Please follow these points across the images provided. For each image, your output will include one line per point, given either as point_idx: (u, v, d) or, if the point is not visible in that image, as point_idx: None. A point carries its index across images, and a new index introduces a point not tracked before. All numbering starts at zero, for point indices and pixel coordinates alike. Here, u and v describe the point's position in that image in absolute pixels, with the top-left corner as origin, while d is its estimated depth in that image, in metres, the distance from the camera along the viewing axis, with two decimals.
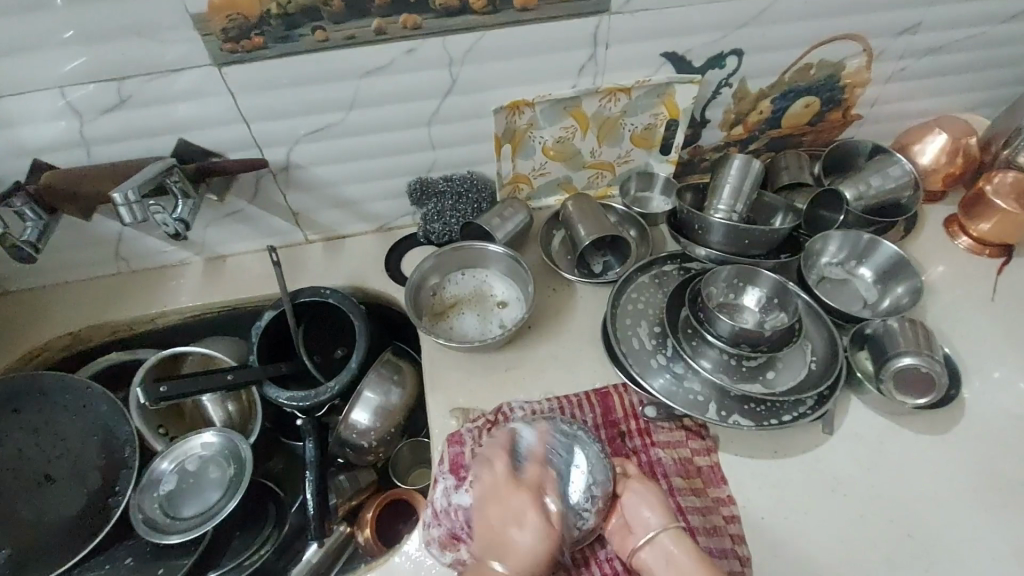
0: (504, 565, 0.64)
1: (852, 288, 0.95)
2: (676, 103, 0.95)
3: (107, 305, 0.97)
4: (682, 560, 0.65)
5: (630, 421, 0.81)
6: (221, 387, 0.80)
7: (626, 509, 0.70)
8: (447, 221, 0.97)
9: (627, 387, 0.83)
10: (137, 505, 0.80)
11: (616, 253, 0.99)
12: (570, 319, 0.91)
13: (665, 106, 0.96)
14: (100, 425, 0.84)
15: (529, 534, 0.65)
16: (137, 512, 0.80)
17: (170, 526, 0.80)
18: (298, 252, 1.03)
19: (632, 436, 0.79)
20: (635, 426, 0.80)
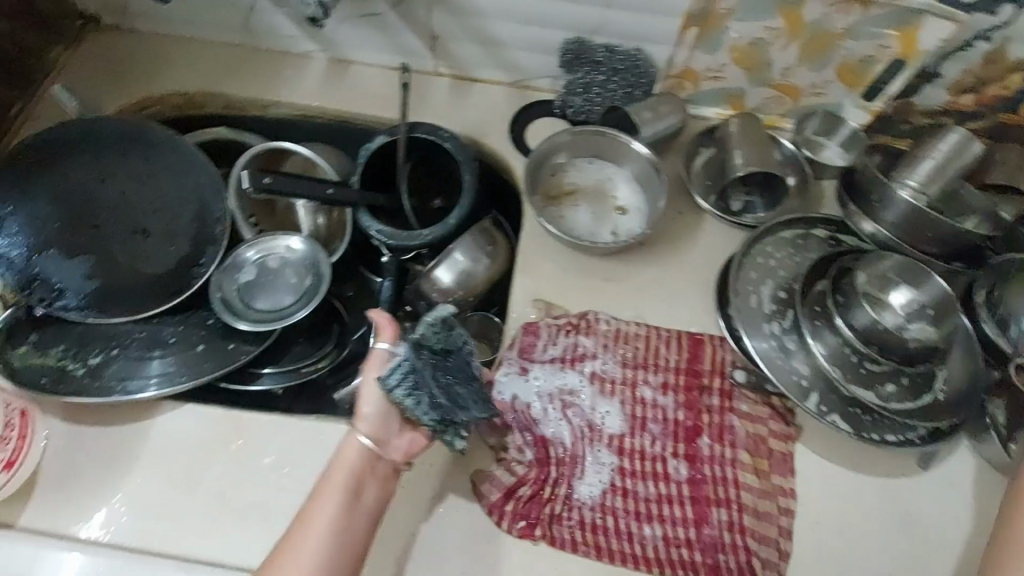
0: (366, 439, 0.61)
1: None
2: (916, 39, 0.77)
3: (226, 76, 0.93)
4: None
5: (715, 378, 0.73)
6: (319, 200, 0.76)
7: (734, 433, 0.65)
8: (591, 96, 0.88)
9: (722, 343, 0.76)
10: (217, 283, 0.82)
11: (765, 196, 0.85)
12: (687, 250, 0.82)
13: (900, 39, 0.78)
14: (197, 195, 0.84)
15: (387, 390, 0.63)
16: (216, 290, 0.81)
17: (241, 312, 0.81)
18: (422, 81, 0.94)
19: (713, 393, 0.73)
20: (719, 385, 0.73)
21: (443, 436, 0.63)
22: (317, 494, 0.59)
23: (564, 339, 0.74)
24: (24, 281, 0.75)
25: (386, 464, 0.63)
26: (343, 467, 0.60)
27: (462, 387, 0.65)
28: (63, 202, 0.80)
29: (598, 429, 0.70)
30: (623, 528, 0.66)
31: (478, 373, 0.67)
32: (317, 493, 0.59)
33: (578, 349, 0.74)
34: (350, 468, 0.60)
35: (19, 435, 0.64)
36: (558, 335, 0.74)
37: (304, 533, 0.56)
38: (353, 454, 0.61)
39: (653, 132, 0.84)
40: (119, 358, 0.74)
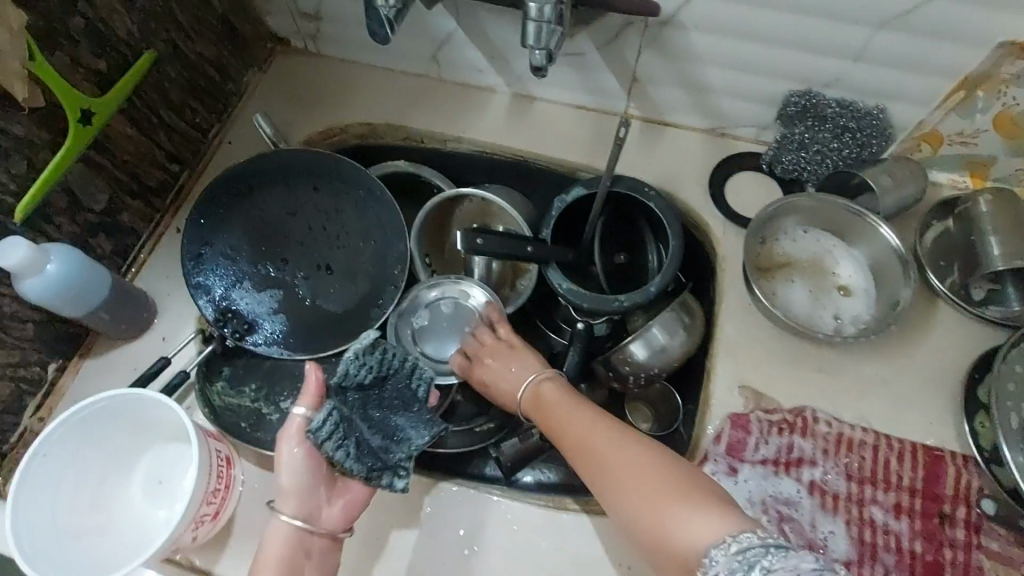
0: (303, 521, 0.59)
1: None
2: None
3: (408, 107, 0.91)
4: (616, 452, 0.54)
5: (959, 507, 0.63)
6: (517, 257, 0.72)
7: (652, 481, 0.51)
8: (809, 155, 0.78)
9: (969, 465, 0.65)
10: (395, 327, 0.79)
11: (1018, 287, 0.73)
12: (919, 344, 0.71)
13: None
14: (380, 233, 0.82)
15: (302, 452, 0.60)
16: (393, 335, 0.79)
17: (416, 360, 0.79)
18: (609, 123, 0.88)
19: (957, 525, 0.63)
20: (964, 515, 0.63)
21: (379, 481, 0.61)
22: None
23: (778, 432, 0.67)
24: (219, 313, 0.76)
25: (319, 539, 0.59)
26: (270, 560, 0.56)
27: (398, 418, 0.65)
28: (253, 232, 0.81)
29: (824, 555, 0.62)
30: None
31: (423, 392, 0.68)
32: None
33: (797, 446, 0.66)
34: (275, 547, 0.57)
35: (225, 486, 0.64)
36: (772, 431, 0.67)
37: None
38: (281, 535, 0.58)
39: (888, 204, 0.73)
40: None
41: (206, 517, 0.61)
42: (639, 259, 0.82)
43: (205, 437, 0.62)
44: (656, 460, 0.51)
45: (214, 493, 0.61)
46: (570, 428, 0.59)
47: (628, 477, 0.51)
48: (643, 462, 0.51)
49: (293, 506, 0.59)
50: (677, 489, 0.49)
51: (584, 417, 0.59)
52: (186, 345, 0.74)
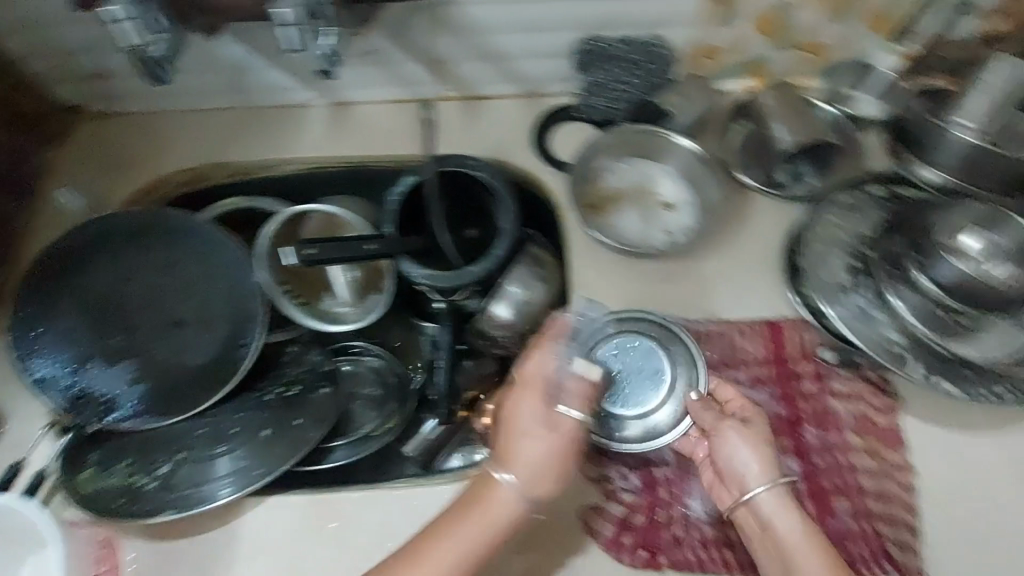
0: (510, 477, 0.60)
1: None
2: None
3: (228, 143, 0.89)
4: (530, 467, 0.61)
5: (804, 364, 0.71)
6: (361, 258, 0.72)
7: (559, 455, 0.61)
8: (611, 93, 0.83)
9: (804, 326, 0.73)
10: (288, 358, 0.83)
11: (812, 163, 0.81)
12: (744, 234, 0.79)
13: None
14: (227, 272, 0.81)
15: (532, 411, 0.62)
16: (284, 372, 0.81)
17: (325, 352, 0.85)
18: (430, 109, 0.90)
19: (805, 379, 0.70)
20: (809, 369, 0.71)
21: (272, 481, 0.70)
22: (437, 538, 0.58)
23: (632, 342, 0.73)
24: (71, 400, 0.72)
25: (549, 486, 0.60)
26: (495, 509, 0.59)
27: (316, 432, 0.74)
28: (90, 309, 0.77)
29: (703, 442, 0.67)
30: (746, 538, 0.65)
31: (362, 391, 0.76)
32: (421, 542, 0.58)
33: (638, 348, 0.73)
34: (500, 514, 0.59)
35: None
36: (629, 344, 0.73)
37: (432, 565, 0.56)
38: (499, 497, 0.59)
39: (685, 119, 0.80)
40: (187, 459, 0.71)
41: None
42: (489, 230, 0.84)
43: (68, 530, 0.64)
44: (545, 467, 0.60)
45: None
46: (509, 500, 0.59)
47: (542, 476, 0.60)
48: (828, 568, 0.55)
49: (520, 474, 0.60)
50: (820, 560, 0.56)
51: (541, 454, 0.60)
52: (40, 440, 0.72)
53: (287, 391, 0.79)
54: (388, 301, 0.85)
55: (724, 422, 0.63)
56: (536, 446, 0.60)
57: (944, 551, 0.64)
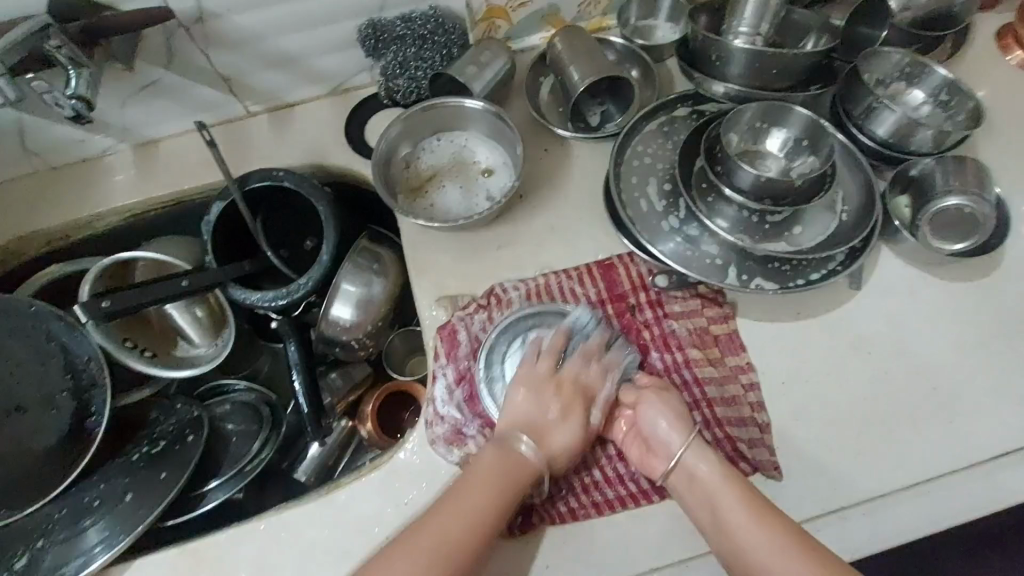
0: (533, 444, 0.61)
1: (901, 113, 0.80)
2: None
3: (32, 211, 0.84)
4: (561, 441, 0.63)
5: (639, 294, 0.73)
6: (178, 296, 0.71)
7: (641, 418, 0.65)
8: (411, 74, 0.81)
9: (633, 257, 0.74)
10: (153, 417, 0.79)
11: (617, 100, 0.83)
12: (566, 183, 0.79)
13: None
14: (57, 345, 0.76)
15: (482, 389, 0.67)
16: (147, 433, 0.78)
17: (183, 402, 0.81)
18: (240, 128, 0.87)
19: (642, 308, 0.72)
20: (645, 298, 0.72)
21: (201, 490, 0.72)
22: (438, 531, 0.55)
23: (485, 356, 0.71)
24: None
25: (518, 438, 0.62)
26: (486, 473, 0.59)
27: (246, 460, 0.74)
28: None
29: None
30: (612, 474, 0.66)
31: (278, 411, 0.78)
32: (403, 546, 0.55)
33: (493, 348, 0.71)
34: (514, 472, 0.60)
35: None
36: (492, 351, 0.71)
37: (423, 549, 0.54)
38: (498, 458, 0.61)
39: (485, 84, 0.80)
40: (50, 546, 0.68)
41: None
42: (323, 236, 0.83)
43: None
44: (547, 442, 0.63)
45: None
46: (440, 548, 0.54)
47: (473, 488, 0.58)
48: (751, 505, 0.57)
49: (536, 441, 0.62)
50: (738, 491, 0.58)
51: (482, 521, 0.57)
52: None
53: (152, 448, 0.75)
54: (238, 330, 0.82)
55: (641, 395, 0.66)
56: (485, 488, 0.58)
57: (792, 435, 0.67)
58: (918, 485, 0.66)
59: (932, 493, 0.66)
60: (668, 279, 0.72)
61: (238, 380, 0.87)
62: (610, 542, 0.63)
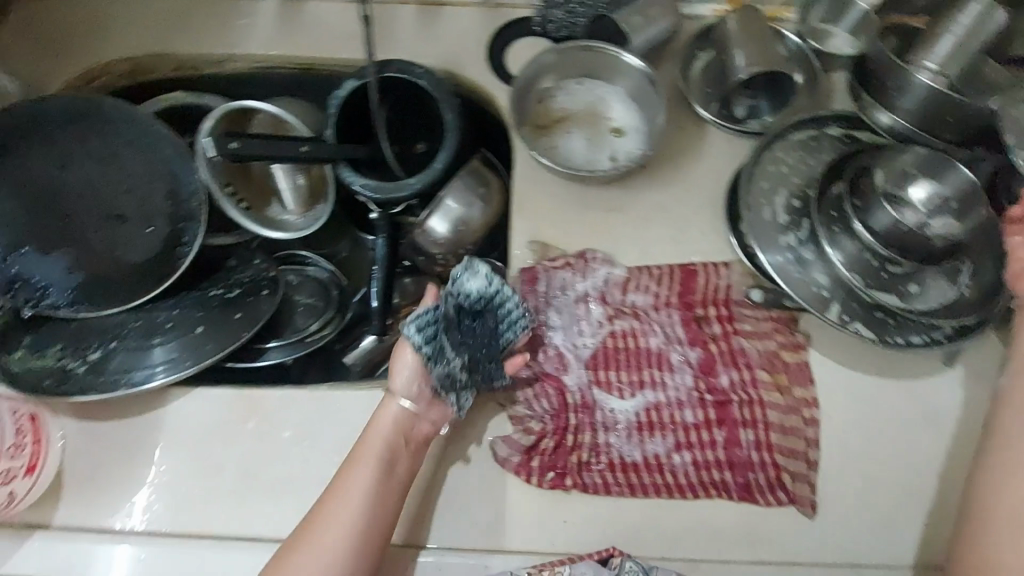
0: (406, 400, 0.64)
1: None
2: None
3: (171, 32, 0.84)
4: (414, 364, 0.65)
5: (711, 306, 0.71)
6: (292, 159, 0.71)
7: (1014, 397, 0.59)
8: (571, 8, 0.79)
9: (716, 269, 0.72)
10: (234, 270, 0.82)
11: (771, 98, 0.79)
12: (693, 166, 0.77)
13: None
14: (166, 171, 0.78)
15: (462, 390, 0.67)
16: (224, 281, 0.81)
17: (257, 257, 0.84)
18: (387, 12, 0.85)
19: (712, 322, 0.71)
20: (717, 312, 0.71)
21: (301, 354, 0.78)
22: (315, 518, 0.60)
23: (511, 337, 0.67)
24: (5, 283, 0.73)
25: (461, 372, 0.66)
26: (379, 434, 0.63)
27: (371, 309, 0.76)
28: (22, 194, 0.76)
29: (626, 382, 0.68)
30: (654, 462, 0.66)
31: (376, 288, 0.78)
32: (300, 532, 0.59)
33: (502, 303, 0.67)
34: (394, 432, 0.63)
35: (35, 439, 0.64)
36: (426, 320, 0.66)
37: (315, 541, 0.58)
38: (395, 416, 0.63)
39: (643, 41, 0.77)
40: (119, 350, 0.72)
41: (17, 471, 0.61)
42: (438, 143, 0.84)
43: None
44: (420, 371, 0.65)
45: (14, 447, 0.62)
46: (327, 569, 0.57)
47: (338, 494, 0.60)
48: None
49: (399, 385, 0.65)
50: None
51: (385, 513, 0.60)
52: None
53: (228, 291, 0.79)
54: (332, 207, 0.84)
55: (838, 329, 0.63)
56: (360, 489, 0.60)
57: (838, 486, 0.67)
58: None
59: None
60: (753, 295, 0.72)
61: (316, 255, 0.89)
62: (631, 523, 0.64)
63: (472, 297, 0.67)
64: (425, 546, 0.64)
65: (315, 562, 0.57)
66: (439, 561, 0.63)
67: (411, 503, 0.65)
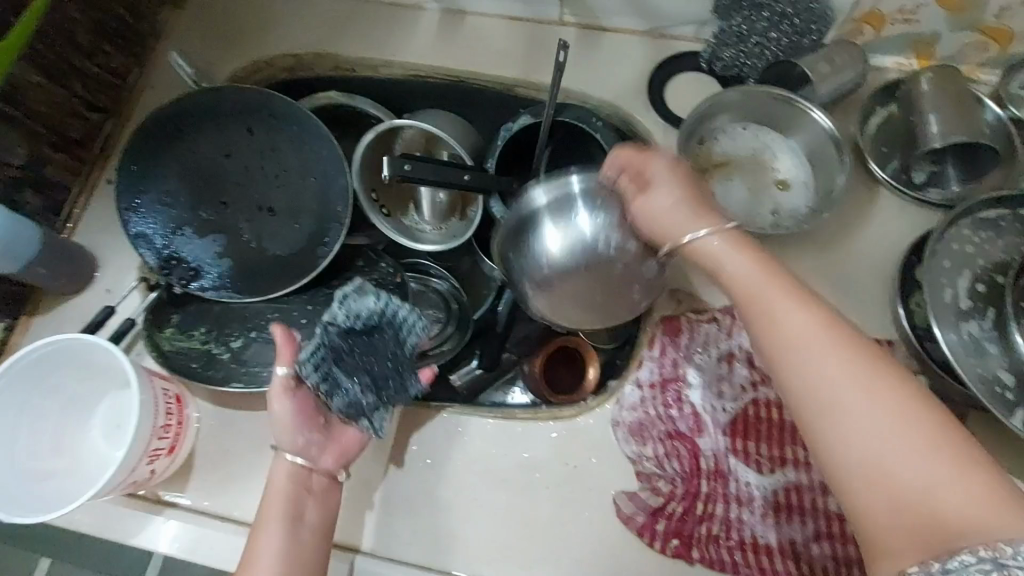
0: (294, 456, 0.58)
1: None
2: None
3: (336, 33, 0.86)
4: (283, 410, 0.58)
5: None
6: (454, 186, 0.70)
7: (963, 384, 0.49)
8: (746, 48, 0.76)
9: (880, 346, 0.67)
10: (363, 273, 0.83)
11: (959, 167, 0.72)
12: (860, 229, 0.71)
13: None
14: (319, 170, 0.81)
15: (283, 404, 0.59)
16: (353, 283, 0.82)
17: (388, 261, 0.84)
18: (547, 32, 0.84)
19: None
20: None
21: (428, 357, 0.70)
22: None
23: (415, 340, 0.67)
24: (163, 259, 0.77)
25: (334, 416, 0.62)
26: (278, 495, 0.56)
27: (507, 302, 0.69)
28: (189, 176, 0.80)
29: (767, 456, 0.64)
30: (788, 549, 0.61)
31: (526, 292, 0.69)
32: None
33: (396, 313, 0.65)
34: (285, 489, 0.57)
35: (179, 422, 0.65)
36: (315, 351, 0.60)
37: None
38: (286, 473, 0.58)
39: (825, 91, 0.72)
40: (256, 340, 0.75)
41: (162, 451, 0.63)
42: None
43: (147, 376, 0.62)
44: (289, 403, 0.59)
45: (165, 428, 0.63)
46: None
47: (250, 562, 0.53)
48: (787, 295, 0.49)
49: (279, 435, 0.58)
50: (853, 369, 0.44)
51: (307, 549, 0.55)
52: (130, 294, 0.75)
53: None
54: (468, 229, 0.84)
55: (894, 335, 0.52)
56: (268, 543, 0.53)
57: None
58: None
59: None
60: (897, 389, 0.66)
61: (440, 269, 0.89)
62: None
63: (362, 319, 0.63)
64: (363, 549, 0.65)
65: None
66: (371, 568, 0.64)
67: (522, 547, 0.63)
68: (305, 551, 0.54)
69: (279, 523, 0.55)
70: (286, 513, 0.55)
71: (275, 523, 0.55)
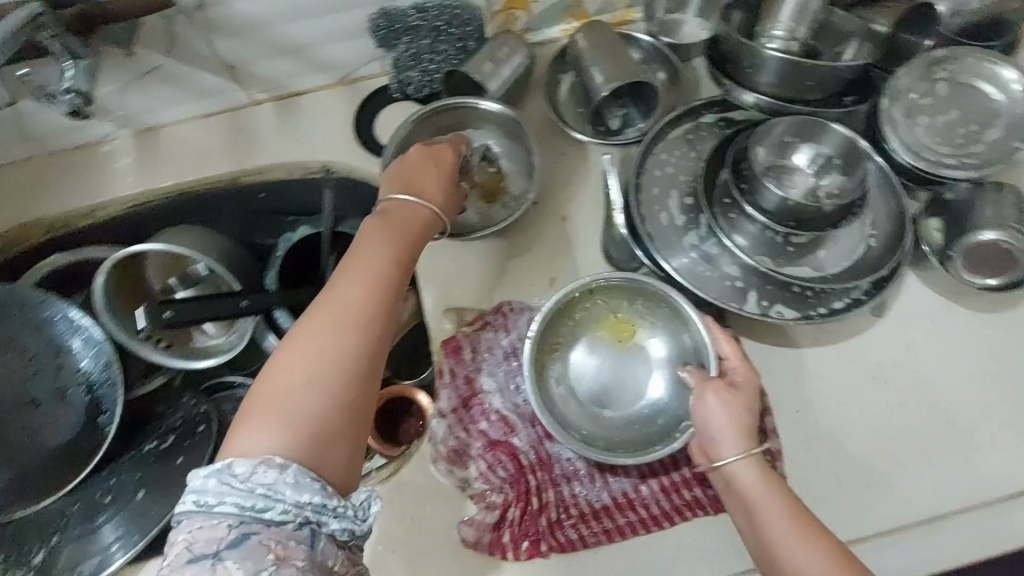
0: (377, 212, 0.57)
1: (948, 123, 0.75)
2: None
3: (33, 198, 0.81)
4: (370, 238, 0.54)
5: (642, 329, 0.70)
6: (236, 314, 0.70)
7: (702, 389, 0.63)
8: (424, 66, 0.80)
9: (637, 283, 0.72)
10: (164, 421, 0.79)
11: (640, 102, 0.79)
12: (582, 189, 0.77)
13: None
14: (67, 343, 0.75)
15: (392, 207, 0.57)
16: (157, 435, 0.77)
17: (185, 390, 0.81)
18: (247, 116, 0.83)
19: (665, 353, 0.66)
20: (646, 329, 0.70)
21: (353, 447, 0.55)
22: (280, 363, 0.47)
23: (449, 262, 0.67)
24: None
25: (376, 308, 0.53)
26: (363, 260, 0.53)
27: None
28: None
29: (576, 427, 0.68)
30: (623, 500, 0.65)
31: None
32: (251, 401, 0.47)
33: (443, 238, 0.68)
34: (383, 265, 0.53)
35: None
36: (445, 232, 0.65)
37: (275, 395, 0.46)
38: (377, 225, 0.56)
39: (501, 82, 0.77)
40: (63, 543, 0.71)
41: None
42: None
43: None
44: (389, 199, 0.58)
45: None
46: (300, 417, 0.45)
47: (294, 350, 0.48)
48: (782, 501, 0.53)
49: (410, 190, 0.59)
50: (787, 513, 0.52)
51: (369, 334, 0.49)
52: None
53: (162, 443, 0.76)
54: (256, 321, 0.81)
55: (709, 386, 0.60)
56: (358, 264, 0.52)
57: (805, 468, 0.67)
58: (929, 520, 0.66)
59: (940, 532, 0.66)
60: (666, 328, 0.69)
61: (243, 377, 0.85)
62: (617, 567, 0.63)
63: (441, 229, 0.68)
64: None
65: (277, 422, 0.45)
66: None
67: None
68: (332, 330, 0.48)
69: (354, 305, 0.50)
70: (360, 296, 0.50)
71: (351, 305, 0.50)
